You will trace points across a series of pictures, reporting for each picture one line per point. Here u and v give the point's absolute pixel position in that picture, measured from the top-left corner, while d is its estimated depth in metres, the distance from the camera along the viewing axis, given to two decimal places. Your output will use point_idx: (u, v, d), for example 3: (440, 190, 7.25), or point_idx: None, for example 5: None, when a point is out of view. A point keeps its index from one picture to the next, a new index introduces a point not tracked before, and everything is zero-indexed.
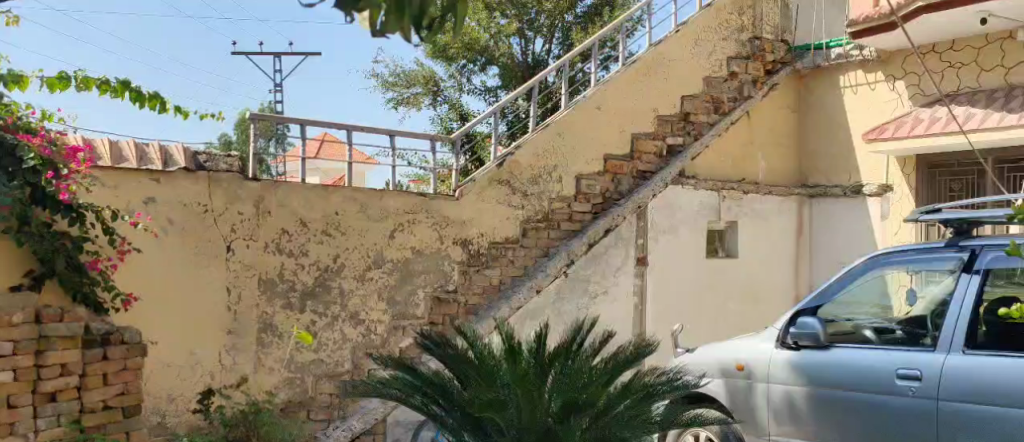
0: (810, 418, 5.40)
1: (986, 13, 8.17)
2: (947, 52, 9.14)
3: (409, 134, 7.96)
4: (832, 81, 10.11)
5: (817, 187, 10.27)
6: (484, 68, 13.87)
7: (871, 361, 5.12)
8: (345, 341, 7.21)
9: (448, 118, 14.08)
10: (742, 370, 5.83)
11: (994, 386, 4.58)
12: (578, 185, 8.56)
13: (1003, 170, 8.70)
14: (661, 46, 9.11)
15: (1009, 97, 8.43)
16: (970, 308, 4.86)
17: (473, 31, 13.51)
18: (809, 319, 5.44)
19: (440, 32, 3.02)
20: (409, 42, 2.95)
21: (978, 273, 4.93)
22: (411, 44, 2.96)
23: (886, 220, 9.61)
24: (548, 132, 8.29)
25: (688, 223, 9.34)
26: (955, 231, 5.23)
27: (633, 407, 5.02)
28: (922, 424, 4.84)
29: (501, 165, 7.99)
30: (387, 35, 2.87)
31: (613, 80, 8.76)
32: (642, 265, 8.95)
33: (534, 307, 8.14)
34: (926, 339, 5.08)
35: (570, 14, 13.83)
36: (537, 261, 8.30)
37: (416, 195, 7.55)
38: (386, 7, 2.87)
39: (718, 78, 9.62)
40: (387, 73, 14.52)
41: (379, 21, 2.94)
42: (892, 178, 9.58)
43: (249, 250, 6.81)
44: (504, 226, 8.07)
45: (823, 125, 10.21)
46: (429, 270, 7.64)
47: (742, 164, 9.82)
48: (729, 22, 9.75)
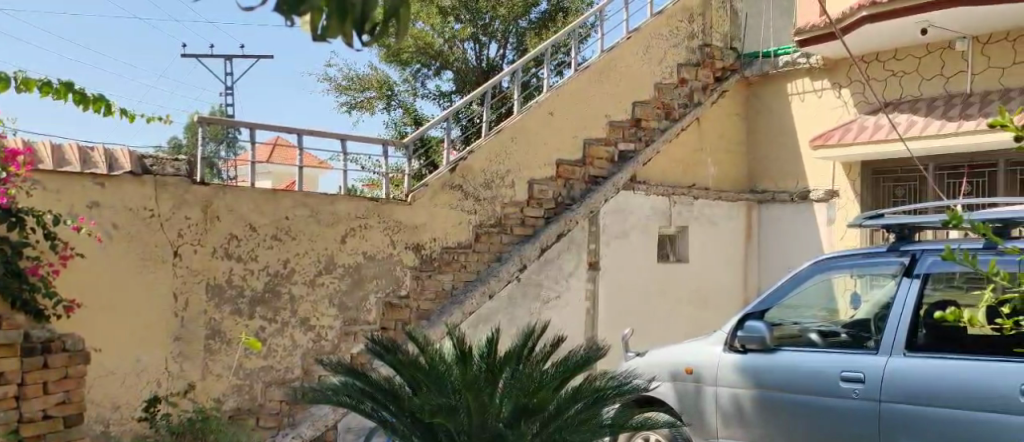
0: (757, 421, 5.48)
1: (927, 23, 8.36)
2: (891, 61, 9.36)
3: (361, 138, 7.93)
4: (781, 88, 10.27)
5: (765, 192, 10.43)
6: (438, 73, 13.88)
7: (816, 364, 5.22)
8: (295, 348, 7.16)
9: (402, 122, 14.06)
10: (691, 373, 5.90)
11: (934, 388, 4.69)
12: (530, 190, 8.58)
13: (943, 176, 8.89)
14: (612, 53, 9.19)
15: (949, 105, 8.62)
16: (911, 312, 4.97)
17: (427, 35, 13.51)
18: (756, 323, 5.53)
19: (384, 36, 3.01)
20: (352, 46, 2.93)
21: (919, 278, 5.04)
22: (354, 48, 2.94)
23: (832, 225, 9.79)
24: (500, 137, 8.31)
25: (639, 228, 9.43)
26: (898, 236, 5.34)
27: (583, 411, 5.06)
28: (865, 426, 4.93)
29: (454, 170, 7.99)
30: (329, 39, 2.87)
31: (565, 85, 8.81)
32: (594, 270, 9.02)
33: (486, 312, 8.20)
34: (869, 342, 5.18)
35: (525, 20, 13.88)
36: (489, 266, 8.31)
37: (368, 200, 7.52)
38: (329, 11, 2.86)
39: (669, 85, 9.71)
40: (340, 76, 14.43)
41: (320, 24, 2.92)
42: (838, 184, 9.75)
43: (197, 255, 6.73)
44: (456, 231, 8.07)
45: (771, 132, 10.37)
46: (381, 275, 7.62)
47: (691, 169, 9.95)
48: (679, 29, 9.86)
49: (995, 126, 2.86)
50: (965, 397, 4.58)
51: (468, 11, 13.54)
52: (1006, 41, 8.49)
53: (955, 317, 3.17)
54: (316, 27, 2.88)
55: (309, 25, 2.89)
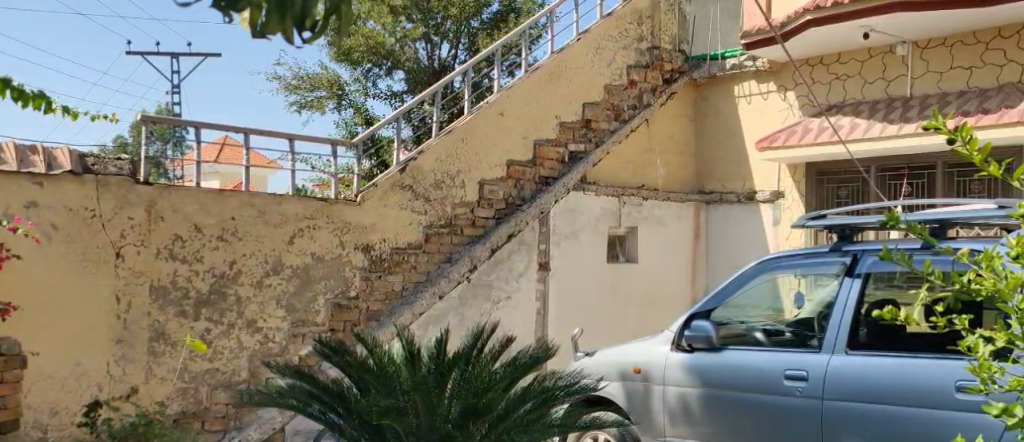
0: (704, 419, 5.55)
1: (868, 28, 8.53)
2: (834, 64, 9.54)
3: (310, 138, 7.87)
4: (728, 90, 10.40)
5: (712, 193, 10.55)
6: (389, 73, 13.84)
7: (760, 363, 5.30)
8: (241, 350, 7.09)
9: (353, 122, 13.99)
10: (639, 372, 5.96)
11: (875, 386, 4.79)
12: (480, 191, 8.59)
13: (884, 178, 9.09)
14: (562, 54, 9.24)
15: (890, 108, 8.80)
16: (852, 311, 5.06)
17: (378, 34, 13.44)
18: (702, 322, 5.59)
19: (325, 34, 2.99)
20: (292, 43, 2.93)
21: (859, 277, 5.15)
22: (294, 46, 2.94)
23: (778, 226, 9.92)
24: (450, 138, 8.30)
25: (589, 229, 9.49)
26: (839, 237, 5.44)
27: (532, 410, 5.09)
28: (807, 423, 5.03)
29: (403, 170, 7.98)
30: (268, 37, 2.87)
31: (515, 86, 8.84)
32: (544, 270, 9.04)
33: (436, 313, 8.16)
34: (812, 341, 5.27)
35: (476, 20, 13.89)
36: (440, 267, 8.31)
37: (317, 200, 7.48)
38: (268, 7, 2.85)
39: (618, 86, 9.80)
40: (290, 76, 14.29)
41: (259, 21, 2.92)
42: (784, 186, 9.88)
43: (140, 256, 6.62)
44: (406, 232, 8.06)
45: (719, 133, 10.50)
46: (330, 276, 7.57)
47: (641, 171, 10.04)
48: (628, 32, 9.94)
49: (929, 129, 2.93)
50: (903, 394, 4.68)
51: (419, 10, 13.51)
52: (944, 46, 8.70)
53: (892, 315, 3.23)
54: (255, 25, 2.88)
55: (248, 22, 2.89)
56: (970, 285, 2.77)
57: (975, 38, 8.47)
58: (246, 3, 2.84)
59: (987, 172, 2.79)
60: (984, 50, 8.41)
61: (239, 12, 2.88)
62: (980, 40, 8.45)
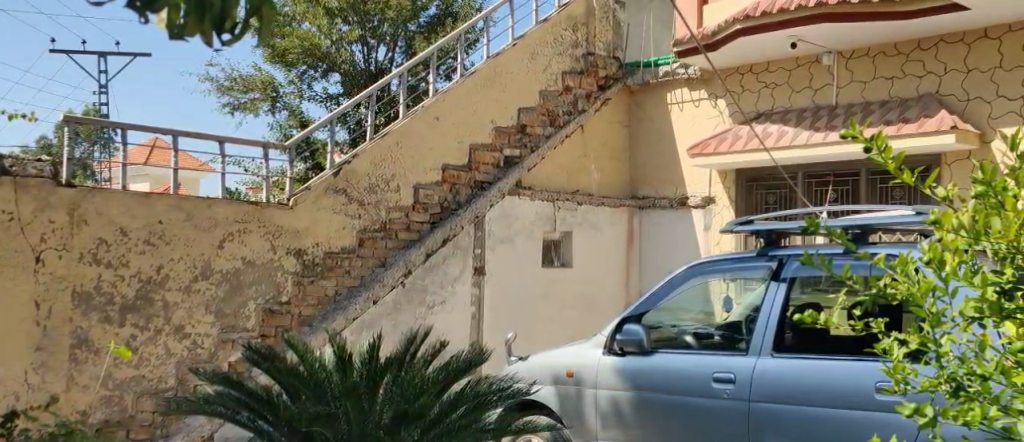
0: (635, 422, 5.62)
1: (796, 37, 8.73)
2: (763, 73, 9.74)
3: (241, 141, 7.78)
4: (661, 97, 10.52)
5: (646, 198, 10.65)
6: (325, 75, 13.73)
7: (689, 366, 5.39)
8: (169, 357, 6.97)
9: (287, 125, 13.84)
10: (572, 376, 6.02)
11: (800, 389, 4.88)
12: (415, 196, 8.59)
13: (811, 185, 9.33)
14: (497, 59, 9.28)
15: (816, 117, 9.02)
16: (778, 314, 5.17)
17: (314, 36, 13.33)
18: (633, 326, 5.67)
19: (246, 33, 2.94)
20: (212, 45, 2.89)
21: (785, 281, 5.26)
22: (213, 48, 2.90)
23: (709, 231, 10.06)
24: (385, 141, 8.28)
25: (524, 233, 9.52)
26: (766, 242, 5.56)
27: (464, 416, 5.05)
28: (734, 424, 5.12)
29: (337, 174, 7.94)
30: (186, 38, 2.83)
31: (451, 90, 8.85)
32: (479, 275, 9.04)
33: (370, 318, 8.10)
34: (739, 344, 5.37)
35: (413, 24, 13.86)
36: (373, 271, 8.29)
37: (248, 204, 7.40)
38: (186, 7, 2.82)
39: (553, 92, 9.89)
40: (223, 77, 14.05)
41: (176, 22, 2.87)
42: (714, 191, 10.02)
43: (61, 260, 6.45)
44: (339, 236, 8.04)
45: (651, 139, 10.62)
46: (260, 281, 7.51)
47: (575, 175, 10.11)
48: (563, 38, 10.07)
49: (847, 138, 2.99)
50: (823, 396, 4.78)
51: (355, 13, 13.42)
52: (867, 57, 8.95)
53: (812, 319, 3.26)
54: (173, 25, 2.82)
55: (165, 22, 2.84)
56: (886, 289, 2.83)
57: (896, 49, 8.72)
58: (163, 3, 2.79)
59: (901, 180, 2.87)
60: (905, 61, 8.67)
61: (156, 12, 2.81)
62: (901, 52, 8.71)
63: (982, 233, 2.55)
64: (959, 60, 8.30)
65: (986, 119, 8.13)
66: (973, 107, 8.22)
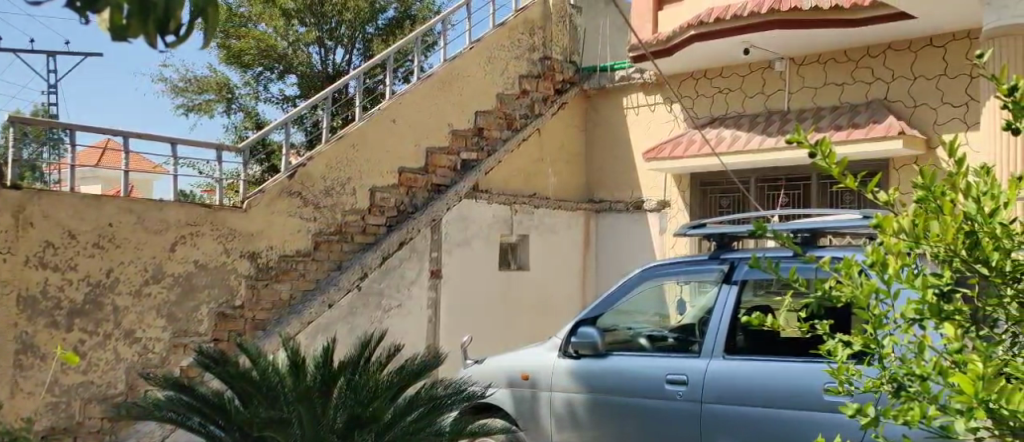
0: (589, 424, 5.65)
1: (749, 43, 8.85)
2: (717, 78, 9.84)
3: (194, 143, 7.69)
4: (617, 101, 10.59)
5: (602, 202, 10.70)
6: (281, 77, 13.61)
7: (643, 368, 5.44)
8: (118, 361, 6.89)
9: (242, 126, 13.71)
10: (527, 379, 6.06)
11: (750, 390, 4.93)
12: (372, 198, 8.58)
13: (763, 189, 9.45)
14: (454, 62, 9.29)
15: (768, 122, 9.14)
16: (729, 317, 5.23)
17: (270, 37, 13.23)
18: (588, 329, 5.71)
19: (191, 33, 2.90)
20: (156, 47, 2.85)
21: (736, 283, 5.32)
22: (157, 49, 2.86)
23: (664, 234, 10.12)
24: (341, 144, 8.26)
25: (481, 236, 9.52)
26: (718, 245, 5.62)
27: (417, 420, 5.02)
28: (686, 425, 5.16)
29: (292, 176, 7.90)
30: (129, 39, 2.78)
31: (408, 92, 8.84)
32: (436, 278, 9.02)
33: (325, 322, 8.06)
34: (693, 346, 5.42)
35: (371, 26, 13.82)
36: (329, 274, 8.26)
37: (201, 207, 7.34)
38: (129, 8, 2.77)
39: (510, 96, 9.92)
40: (177, 77, 13.87)
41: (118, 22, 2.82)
42: (669, 195, 10.10)
43: (6, 264, 6.32)
44: (294, 239, 8.00)
45: (607, 143, 10.68)
46: (214, 285, 7.44)
47: (533, 179, 10.14)
48: (520, 42, 10.11)
49: (792, 143, 3.03)
50: (772, 397, 4.82)
51: (312, 14, 13.34)
52: (818, 63, 9.10)
53: (759, 321, 3.29)
54: (116, 26, 2.78)
55: (108, 22, 2.79)
56: (831, 292, 2.87)
57: (846, 56, 8.88)
58: (105, 3, 2.75)
59: (844, 185, 2.92)
60: (854, 68, 8.83)
61: (97, 12, 2.77)
62: (850, 58, 8.86)
63: (921, 236, 2.62)
64: (906, 67, 8.47)
65: (931, 126, 8.30)
66: (920, 113, 8.40)
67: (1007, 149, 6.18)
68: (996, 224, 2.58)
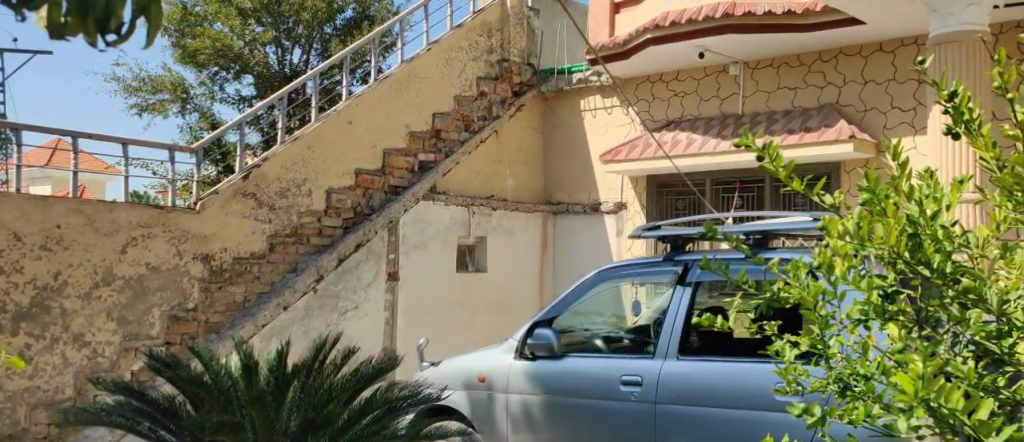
0: (545, 426, 5.67)
1: (704, 47, 8.94)
2: (672, 81, 9.92)
3: (146, 143, 7.59)
4: (573, 103, 10.62)
5: (560, 204, 10.72)
6: (237, 77, 13.47)
7: (598, 369, 5.47)
8: (67, 366, 6.78)
9: (197, 127, 13.56)
10: (483, 381, 6.06)
11: (702, 390, 4.97)
12: (328, 200, 8.54)
13: (718, 191, 9.53)
14: (411, 64, 9.27)
15: (723, 125, 9.24)
16: (683, 318, 5.27)
17: (226, 37, 13.08)
18: (544, 331, 5.72)
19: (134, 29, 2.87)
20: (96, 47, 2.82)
21: (690, 285, 5.36)
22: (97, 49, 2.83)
23: (621, 236, 10.15)
24: (297, 144, 8.21)
25: (439, 238, 9.49)
26: (673, 247, 5.66)
27: (371, 424, 4.98)
28: (640, 426, 5.20)
29: (246, 177, 7.84)
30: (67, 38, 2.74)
31: (364, 93, 8.81)
32: (393, 280, 8.98)
33: (280, 324, 7.99)
34: (647, 347, 5.46)
35: (329, 27, 13.77)
36: (284, 277, 8.19)
37: (152, 208, 7.26)
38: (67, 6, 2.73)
39: (467, 97, 9.94)
40: (130, 77, 13.65)
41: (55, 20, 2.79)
42: (626, 198, 10.14)
43: None
44: (249, 241, 7.93)
45: (564, 145, 10.72)
46: (165, 288, 7.36)
47: (490, 181, 10.14)
48: (478, 43, 10.13)
49: (740, 146, 3.06)
50: (723, 397, 4.86)
51: (269, 14, 13.25)
52: (771, 68, 9.22)
53: (708, 323, 3.32)
54: (56, 23, 2.75)
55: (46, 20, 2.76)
56: (779, 293, 2.90)
57: (799, 60, 9.01)
58: (42, 1, 2.72)
59: (791, 187, 2.96)
60: (806, 72, 8.96)
61: (34, 9, 2.74)
62: (803, 63, 9.00)
63: (866, 238, 2.65)
64: (856, 71, 8.61)
65: (881, 130, 8.43)
66: (869, 116, 8.53)
67: (949, 154, 6.31)
68: (937, 226, 2.62)
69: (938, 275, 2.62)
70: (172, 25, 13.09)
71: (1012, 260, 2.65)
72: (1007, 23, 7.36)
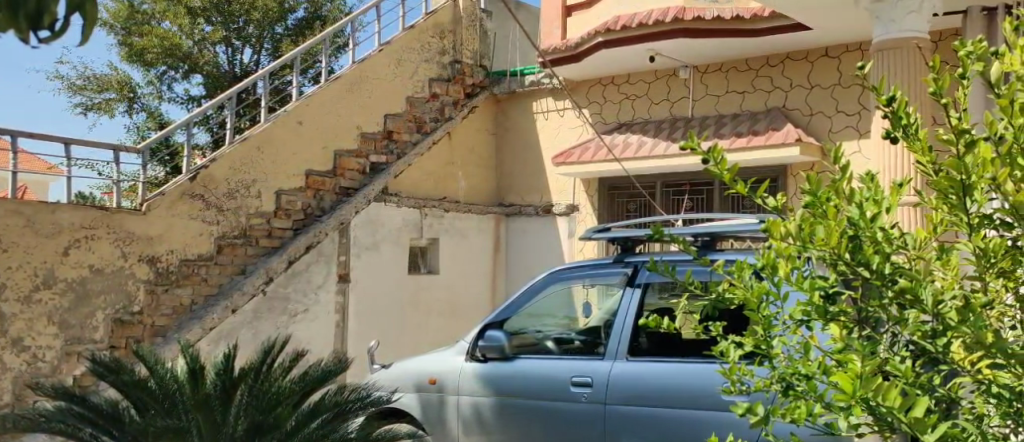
0: (496, 426, 5.68)
1: (654, 51, 9.02)
2: (624, 84, 9.98)
3: (90, 144, 7.47)
4: (525, 105, 10.64)
5: (512, 206, 10.73)
6: (186, 77, 13.28)
7: (549, 370, 5.49)
8: (5, 371, 6.64)
9: (145, 127, 13.35)
10: (434, 383, 6.05)
11: (651, 390, 5.01)
12: (278, 201, 8.46)
13: (668, 194, 9.61)
14: (362, 64, 9.22)
15: (673, 128, 9.32)
16: (633, 319, 5.30)
17: (174, 36, 12.83)
18: (495, 332, 5.73)
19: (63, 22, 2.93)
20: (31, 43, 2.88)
21: (639, 287, 5.40)
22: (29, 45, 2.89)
23: (573, 238, 10.19)
24: (246, 145, 8.13)
25: (390, 239, 9.44)
26: (622, 249, 5.70)
27: (321, 427, 4.94)
28: (590, 427, 5.23)
29: (194, 178, 7.75)
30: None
31: (315, 94, 8.75)
32: (344, 282, 8.91)
33: (228, 327, 7.89)
34: (597, 348, 5.49)
35: (280, 26, 13.68)
36: (233, 279, 8.10)
37: (96, 209, 7.14)
38: None
39: (419, 98, 9.91)
40: (74, 76, 13.37)
41: None
42: (578, 199, 10.17)
43: None
44: (196, 243, 7.83)
45: (517, 148, 10.72)
46: (109, 291, 7.25)
47: (443, 183, 10.12)
48: (430, 45, 10.10)
49: (686, 149, 3.09)
50: (671, 397, 4.90)
51: (219, 13, 13.08)
52: (720, 72, 9.33)
53: (655, 324, 3.34)
54: None
55: None
56: (724, 294, 2.94)
57: (747, 65, 9.13)
58: None
59: (735, 190, 2.99)
60: (754, 76, 9.08)
61: None
62: (751, 67, 9.12)
63: (809, 240, 2.71)
64: (803, 76, 8.76)
65: (826, 133, 8.58)
66: (815, 120, 8.68)
67: (890, 158, 6.45)
68: (876, 228, 2.67)
69: (878, 276, 2.66)
70: (118, 23, 12.92)
71: (948, 261, 2.73)
72: (945, 30, 7.55)
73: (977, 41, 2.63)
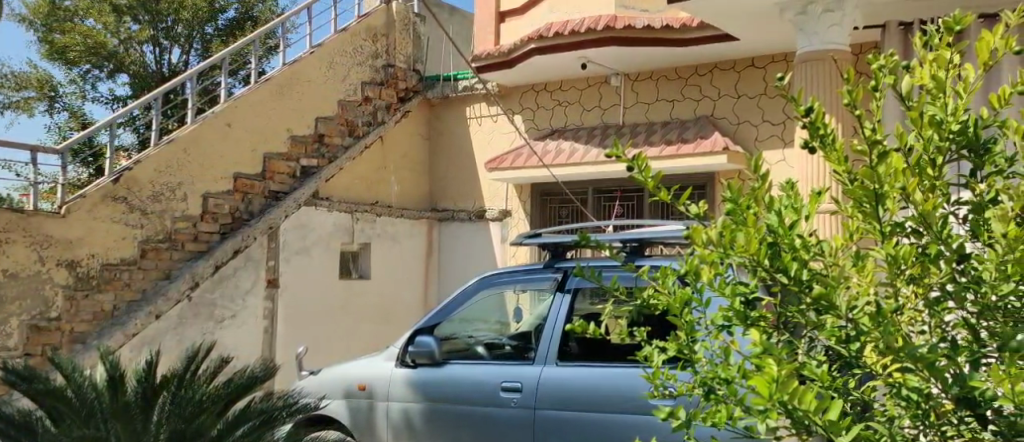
0: (426, 432, 5.67)
1: (585, 58, 9.08)
2: (556, 91, 10.03)
3: (7, 144, 7.25)
4: (457, 110, 10.62)
5: (444, 211, 10.70)
6: (111, 76, 12.97)
7: (479, 375, 5.50)
8: None
9: (67, 127, 13.00)
10: (363, 390, 5.99)
11: (578, 395, 5.04)
12: (204, 204, 8.29)
13: (600, 200, 9.69)
14: (293, 66, 9.11)
15: (604, 135, 9.41)
16: (562, 325, 5.33)
17: (98, 34, 12.56)
18: (425, 338, 5.70)
19: None
20: None
21: (569, 293, 5.43)
22: None
23: (505, 243, 10.20)
24: (171, 147, 7.98)
25: (321, 244, 9.34)
26: (552, 254, 5.73)
27: (247, 435, 4.86)
28: (519, 432, 5.24)
29: (117, 181, 7.57)
30: None
31: (244, 95, 8.61)
32: (272, 287, 8.79)
33: (151, 333, 7.74)
34: (528, 353, 5.50)
35: (211, 27, 13.45)
36: (156, 284, 7.94)
37: (12, 211, 6.94)
38: None
39: (352, 102, 9.81)
40: None
41: None
42: (510, 205, 10.18)
43: None
44: (119, 247, 7.66)
45: (449, 152, 10.70)
46: (25, 296, 7.07)
47: (375, 187, 10.04)
48: (362, 48, 10.02)
49: (612, 157, 3.12)
50: (599, 402, 4.94)
51: (146, 11, 12.75)
52: (650, 80, 9.45)
53: (581, 329, 3.35)
54: None
55: None
56: (649, 300, 2.98)
57: (677, 73, 9.26)
58: None
59: (660, 198, 3.04)
60: (684, 84, 9.22)
61: None
62: (680, 76, 9.25)
63: (730, 246, 2.72)
64: (730, 86, 8.91)
65: (752, 142, 8.75)
66: (742, 130, 8.84)
67: (813, 168, 6.60)
68: (793, 235, 2.74)
69: (795, 282, 2.72)
70: (39, 19, 12.57)
71: (863, 268, 2.80)
72: (866, 43, 7.76)
73: (889, 55, 2.71)
